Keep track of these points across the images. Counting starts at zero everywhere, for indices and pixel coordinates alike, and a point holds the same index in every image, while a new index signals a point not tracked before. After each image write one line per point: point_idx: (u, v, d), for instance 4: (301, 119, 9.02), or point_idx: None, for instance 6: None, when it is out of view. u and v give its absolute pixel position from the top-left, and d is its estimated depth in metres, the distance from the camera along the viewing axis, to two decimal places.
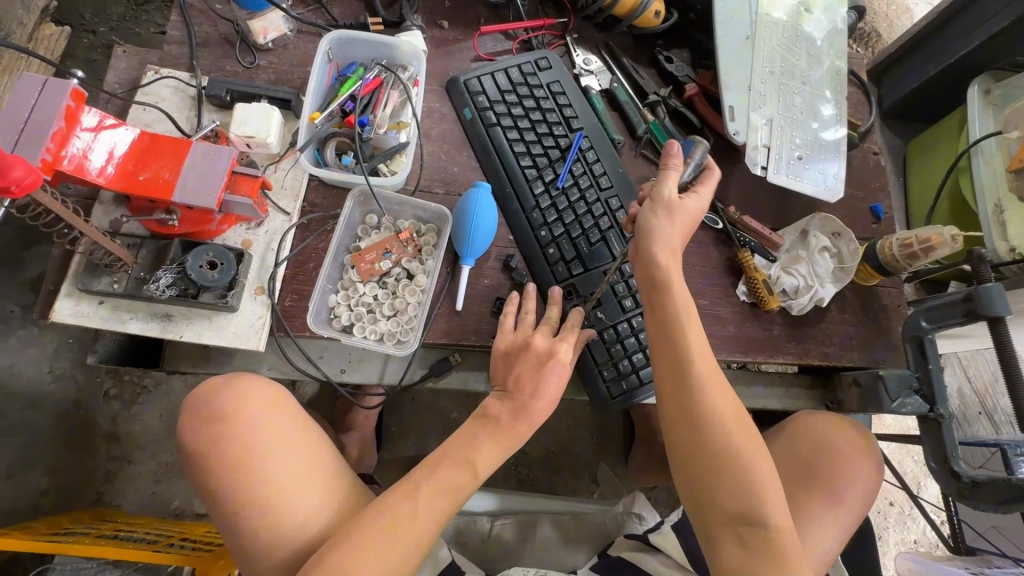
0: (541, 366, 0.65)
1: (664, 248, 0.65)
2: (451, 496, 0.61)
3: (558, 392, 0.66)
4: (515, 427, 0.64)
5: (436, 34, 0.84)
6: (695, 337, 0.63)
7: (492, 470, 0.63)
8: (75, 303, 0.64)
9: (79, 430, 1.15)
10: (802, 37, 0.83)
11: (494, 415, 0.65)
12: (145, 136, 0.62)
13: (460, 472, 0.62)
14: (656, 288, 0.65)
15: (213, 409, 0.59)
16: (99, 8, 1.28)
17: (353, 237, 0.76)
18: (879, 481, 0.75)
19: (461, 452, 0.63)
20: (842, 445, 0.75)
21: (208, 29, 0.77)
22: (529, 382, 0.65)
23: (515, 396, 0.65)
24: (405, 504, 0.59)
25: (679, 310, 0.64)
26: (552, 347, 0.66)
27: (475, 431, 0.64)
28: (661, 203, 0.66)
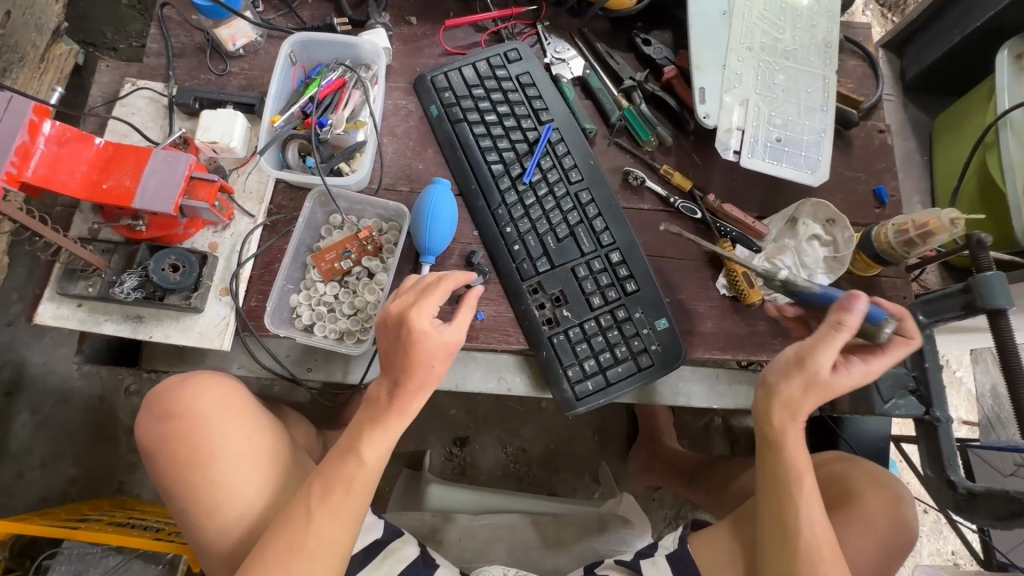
0: (398, 337, 0.60)
1: (786, 412, 0.64)
2: (342, 489, 0.61)
3: (440, 355, 0.60)
4: (393, 406, 0.62)
5: (405, 31, 0.83)
6: (807, 510, 0.64)
7: (378, 455, 0.62)
8: (55, 306, 0.68)
9: (104, 423, 1.23)
10: (789, 9, 0.77)
11: (374, 397, 0.63)
12: (109, 146, 0.65)
13: (345, 464, 0.62)
14: (771, 453, 0.66)
15: (167, 408, 0.64)
16: (119, 26, 1.37)
17: (315, 237, 0.77)
18: (905, 539, 0.74)
19: (343, 446, 0.63)
20: (865, 496, 0.75)
21: (184, 40, 0.80)
22: (398, 355, 0.61)
23: (387, 373, 0.62)
24: (298, 509, 0.61)
25: (792, 476, 0.65)
26: (406, 314, 0.60)
27: (360, 419, 0.63)
28: (806, 367, 0.61)
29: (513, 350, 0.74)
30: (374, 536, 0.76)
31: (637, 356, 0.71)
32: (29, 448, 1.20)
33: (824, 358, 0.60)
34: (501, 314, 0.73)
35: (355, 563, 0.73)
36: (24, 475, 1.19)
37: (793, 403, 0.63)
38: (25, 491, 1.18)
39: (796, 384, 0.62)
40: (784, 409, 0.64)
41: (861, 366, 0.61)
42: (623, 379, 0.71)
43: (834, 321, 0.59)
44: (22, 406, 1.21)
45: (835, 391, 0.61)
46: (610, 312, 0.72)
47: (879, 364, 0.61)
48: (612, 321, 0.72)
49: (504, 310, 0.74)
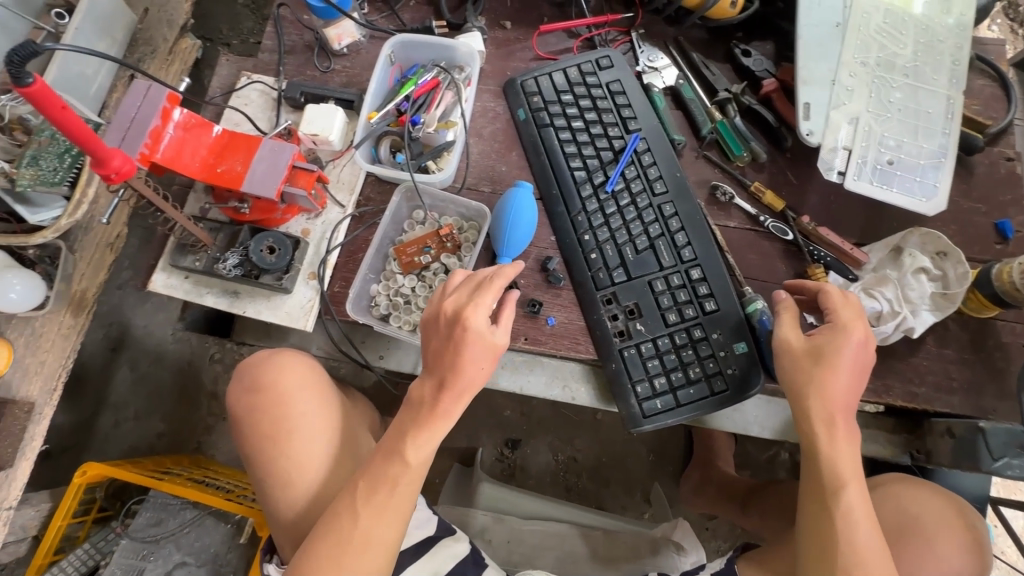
0: (451, 334, 0.62)
1: (817, 405, 0.62)
2: (387, 490, 0.62)
3: (491, 355, 0.62)
4: (436, 410, 0.62)
5: (499, 35, 0.85)
6: (848, 523, 0.60)
7: (422, 458, 0.62)
8: (166, 276, 0.75)
9: (189, 386, 1.34)
10: (911, 23, 0.71)
11: (417, 399, 0.63)
12: (225, 133, 0.71)
13: (391, 465, 0.62)
14: (810, 459, 0.63)
15: (257, 380, 0.69)
16: (233, 24, 1.49)
17: (398, 231, 0.80)
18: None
19: (388, 447, 0.63)
20: (930, 526, 0.71)
21: (295, 38, 0.85)
22: (447, 355, 0.62)
23: (434, 373, 0.63)
24: (346, 507, 0.62)
25: (826, 481, 0.62)
26: (461, 310, 0.62)
27: (402, 419, 0.64)
28: (783, 347, 0.64)
29: (582, 358, 0.73)
30: (425, 533, 0.77)
31: (711, 379, 0.68)
32: (126, 401, 1.33)
33: (787, 333, 0.64)
34: (572, 321, 0.73)
35: (407, 555, 0.74)
36: (120, 425, 1.32)
37: (818, 389, 0.62)
38: (119, 440, 1.31)
39: (791, 371, 0.63)
40: (813, 402, 0.62)
41: (831, 332, 0.63)
42: (695, 402, 0.68)
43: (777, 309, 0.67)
44: (124, 362, 1.34)
45: (823, 350, 0.62)
46: (687, 330, 0.70)
47: (847, 323, 0.63)
48: (687, 339, 0.70)
49: (575, 318, 0.73)
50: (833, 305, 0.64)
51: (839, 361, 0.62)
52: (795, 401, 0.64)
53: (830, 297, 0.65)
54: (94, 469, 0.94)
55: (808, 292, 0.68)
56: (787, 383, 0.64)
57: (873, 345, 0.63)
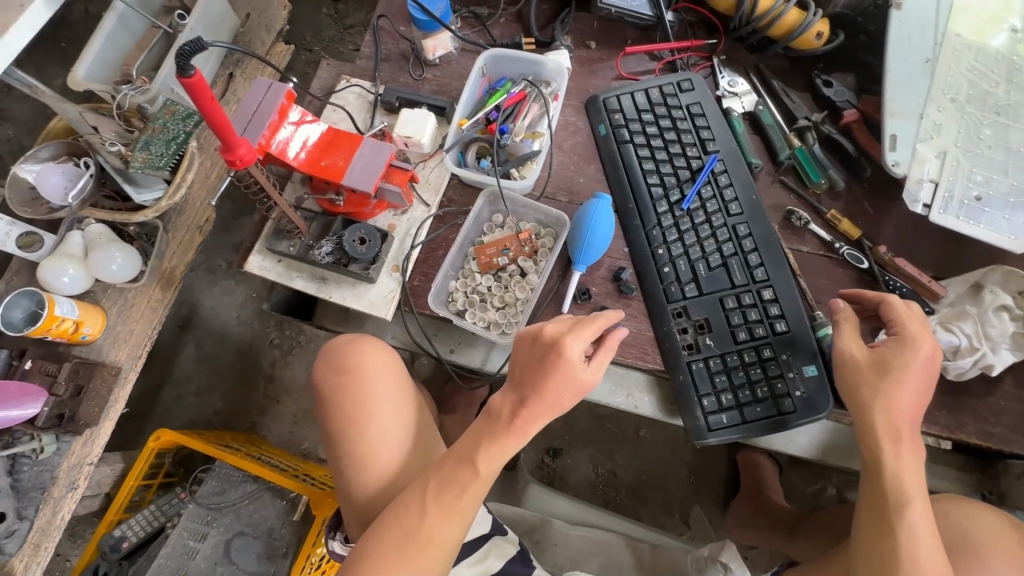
0: (541, 355, 0.63)
1: (883, 417, 0.62)
2: (455, 494, 0.63)
3: (580, 390, 0.62)
4: (514, 424, 0.63)
5: (583, 54, 0.89)
6: (911, 539, 0.60)
7: (493, 468, 0.64)
8: (261, 258, 0.80)
9: (248, 367, 1.41)
10: (1002, 63, 0.72)
11: (496, 411, 0.65)
12: (330, 131, 0.76)
13: (461, 470, 0.64)
14: (872, 474, 0.64)
15: (342, 362, 0.73)
16: (318, 31, 1.59)
17: (479, 232, 0.84)
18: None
19: (463, 452, 0.65)
20: (983, 541, 0.67)
21: (391, 47, 0.91)
22: (537, 373, 0.63)
23: (516, 389, 0.64)
24: (414, 502, 0.64)
25: (889, 497, 0.62)
26: (559, 343, 0.62)
27: (478, 429, 0.65)
28: (841, 359, 0.65)
29: (648, 368, 0.74)
30: (480, 531, 0.77)
31: (779, 399, 0.69)
32: (189, 376, 1.40)
33: (845, 345, 0.65)
34: (641, 331, 0.75)
35: (462, 550, 0.75)
36: (181, 399, 1.39)
37: (883, 402, 0.62)
38: (180, 413, 1.38)
39: (857, 384, 0.64)
40: (876, 415, 0.62)
41: (897, 347, 0.64)
42: (763, 421, 0.69)
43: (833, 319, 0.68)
44: (190, 340, 1.42)
45: (890, 363, 0.63)
46: (757, 349, 0.71)
47: (915, 337, 0.63)
48: (756, 358, 0.71)
49: (644, 328, 0.75)
50: (900, 318, 0.65)
51: (905, 375, 0.62)
52: (860, 415, 0.64)
53: (894, 309, 0.65)
54: (167, 435, 1.00)
55: (870, 303, 0.68)
56: (847, 396, 0.65)
57: (940, 359, 0.64)
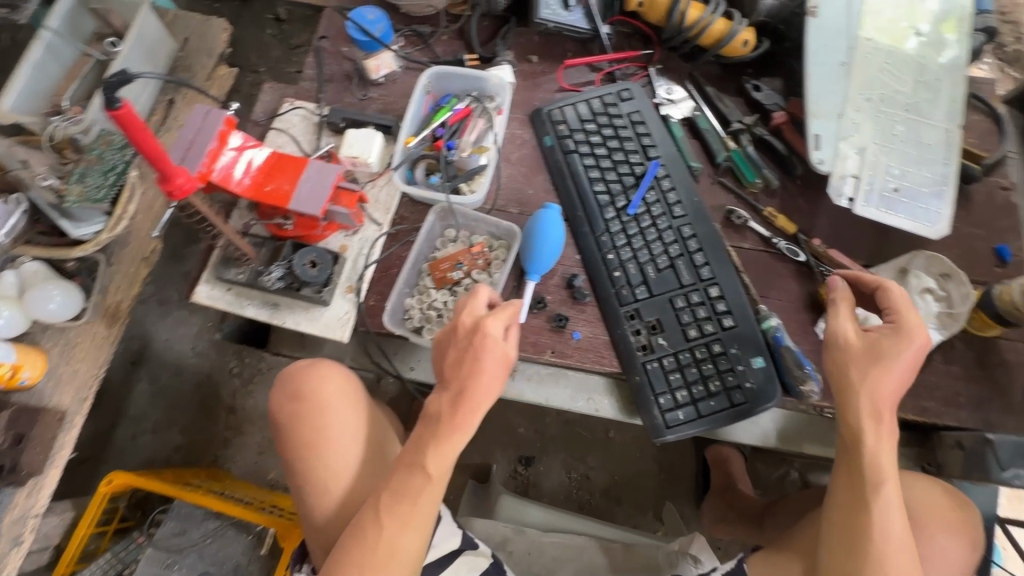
0: (469, 342, 0.64)
1: (867, 401, 0.64)
2: (409, 501, 0.63)
3: (505, 366, 0.64)
4: (454, 421, 0.63)
5: (525, 68, 0.91)
6: (884, 513, 0.64)
7: (442, 468, 0.63)
8: (210, 288, 0.78)
9: (207, 399, 1.36)
10: (909, 63, 0.77)
11: (435, 412, 0.64)
12: (274, 155, 0.76)
13: (413, 477, 0.63)
14: (850, 451, 0.66)
15: (297, 389, 0.72)
16: (263, 53, 1.57)
17: (432, 248, 0.84)
18: (964, 562, 0.72)
19: (410, 458, 0.64)
20: (920, 510, 0.71)
21: (335, 68, 0.91)
22: (465, 363, 0.63)
23: (450, 386, 0.64)
24: (369, 519, 0.63)
25: (867, 474, 0.65)
26: (479, 321, 0.64)
27: (422, 431, 0.65)
28: (832, 339, 0.67)
29: (606, 371, 0.76)
30: (448, 547, 0.76)
31: (731, 392, 0.72)
32: (144, 413, 1.35)
33: (841, 327, 0.67)
34: (597, 335, 0.76)
35: (431, 568, 0.74)
36: (137, 438, 1.33)
37: (870, 388, 0.64)
38: (136, 453, 1.32)
39: (848, 367, 0.65)
40: (862, 396, 0.64)
41: (891, 332, 0.65)
42: (716, 413, 0.71)
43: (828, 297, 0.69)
44: (144, 375, 1.37)
45: (881, 348, 0.64)
46: (706, 345, 0.74)
47: (903, 322, 0.65)
48: (707, 354, 0.73)
49: (599, 332, 0.76)
50: (893, 304, 0.66)
51: (894, 359, 0.64)
52: (842, 394, 0.66)
53: (890, 297, 0.66)
54: (120, 477, 0.96)
55: (866, 288, 0.70)
56: (838, 376, 0.66)
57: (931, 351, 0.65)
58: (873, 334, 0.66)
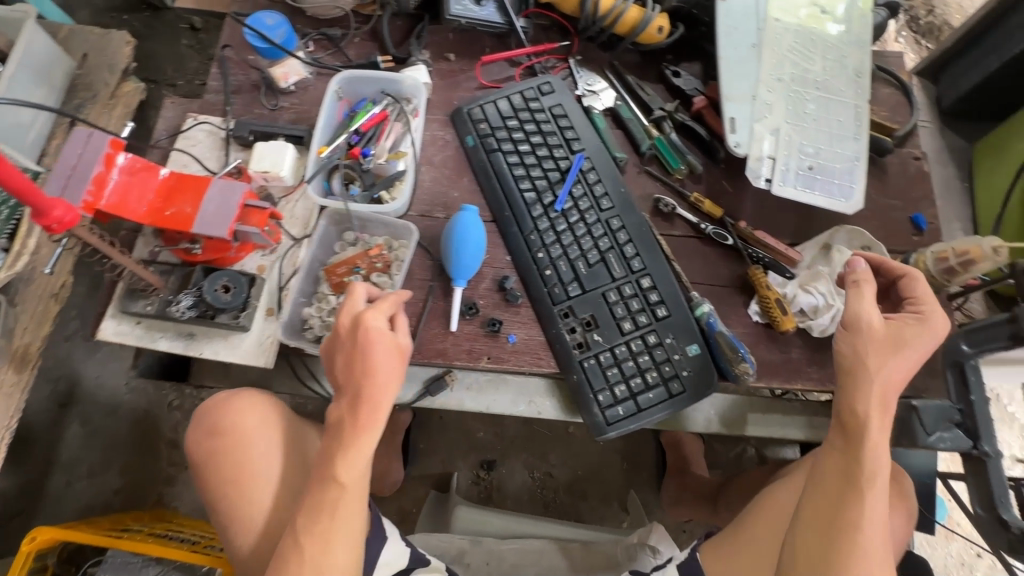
0: (352, 342, 0.61)
1: (878, 388, 0.60)
2: (327, 516, 0.60)
3: (398, 356, 0.61)
4: (357, 423, 0.60)
5: (443, 66, 0.88)
6: (875, 500, 0.60)
7: (355, 475, 0.60)
8: (116, 323, 0.72)
9: (147, 436, 1.28)
10: (817, 42, 0.78)
11: (337, 421, 0.61)
12: (173, 176, 0.70)
13: (326, 491, 0.60)
14: (850, 436, 0.62)
15: (214, 424, 0.68)
16: (180, 65, 1.49)
17: (331, 253, 0.80)
18: (902, 530, 0.75)
19: (321, 470, 0.61)
20: None
21: (241, 78, 0.86)
22: (355, 364, 0.61)
23: (346, 388, 0.61)
24: (288, 545, 0.60)
25: (866, 462, 0.61)
26: (357, 318, 0.61)
27: (329, 442, 0.62)
28: (855, 322, 0.62)
29: (544, 372, 0.74)
30: (399, 567, 0.74)
31: (668, 382, 0.71)
32: (78, 458, 1.26)
33: (866, 309, 0.62)
34: (533, 337, 0.75)
35: None
36: (72, 485, 1.25)
37: (885, 375, 0.61)
38: (71, 501, 1.24)
39: (867, 349, 0.61)
40: (879, 384, 0.60)
41: (913, 321, 0.62)
42: (655, 405, 0.71)
43: (851, 276, 0.64)
44: (74, 418, 1.28)
45: (905, 337, 0.61)
46: (642, 337, 0.73)
47: (929, 313, 0.63)
48: (643, 346, 0.73)
49: (535, 333, 0.75)
50: (920, 293, 0.65)
51: (912, 347, 0.61)
52: (852, 378, 0.62)
53: (916, 285, 0.65)
54: (44, 533, 0.89)
55: (889, 276, 0.68)
56: (858, 362, 0.61)
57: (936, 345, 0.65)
58: (894, 322, 0.63)
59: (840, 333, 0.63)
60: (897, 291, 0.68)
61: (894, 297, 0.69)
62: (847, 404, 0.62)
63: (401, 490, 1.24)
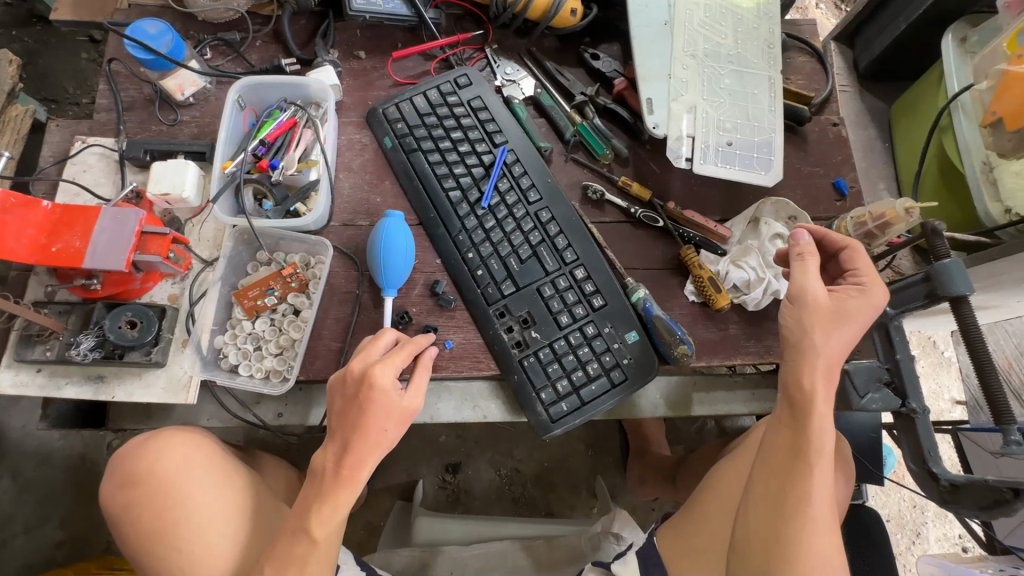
0: (358, 396, 0.58)
1: (819, 358, 0.59)
2: (297, 572, 0.58)
3: (402, 419, 0.59)
4: (341, 479, 0.58)
5: (354, 65, 0.83)
6: (819, 472, 0.60)
7: (329, 530, 0.58)
8: (14, 373, 0.66)
9: (86, 483, 1.20)
10: (728, 15, 0.78)
11: (320, 468, 0.58)
12: (57, 207, 0.64)
13: (296, 544, 0.58)
14: (795, 410, 0.61)
15: (128, 473, 0.64)
16: (81, 81, 1.38)
17: (242, 274, 0.75)
18: (846, 493, 0.78)
19: (294, 524, 0.58)
20: None
21: (133, 93, 0.79)
22: (351, 415, 0.58)
23: (336, 438, 0.58)
24: None
25: (811, 436, 0.59)
26: (368, 370, 0.58)
27: (306, 494, 0.59)
28: (801, 296, 0.61)
29: (485, 375, 0.72)
30: None
31: (610, 371, 0.71)
32: (12, 514, 1.18)
33: (812, 283, 0.61)
34: (470, 340, 0.73)
35: None
36: (8, 544, 1.16)
37: (828, 346, 0.60)
38: (9, 560, 1.16)
39: (810, 321, 0.60)
40: (827, 358, 0.60)
41: (856, 293, 0.62)
42: (598, 396, 0.70)
43: (795, 252, 0.63)
44: (2, 471, 1.19)
45: (847, 307, 0.61)
46: (580, 329, 0.72)
47: (871, 285, 0.63)
48: (582, 338, 0.71)
49: (472, 336, 0.73)
50: (860, 266, 0.64)
51: (856, 318, 0.61)
52: (794, 352, 0.60)
53: (857, 257, 0.65)
54: None
55: (831, 248, 0.68)
56: (806, 338, 0.60)
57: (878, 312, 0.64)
58: (840, 294, 0.62)
59: (784, 307, 0.63)
60: (837, 264, 0.68)
61: (833, 270, 0.69)
62: (791, 380, 0.61)
63: (366, 505, 1.21)
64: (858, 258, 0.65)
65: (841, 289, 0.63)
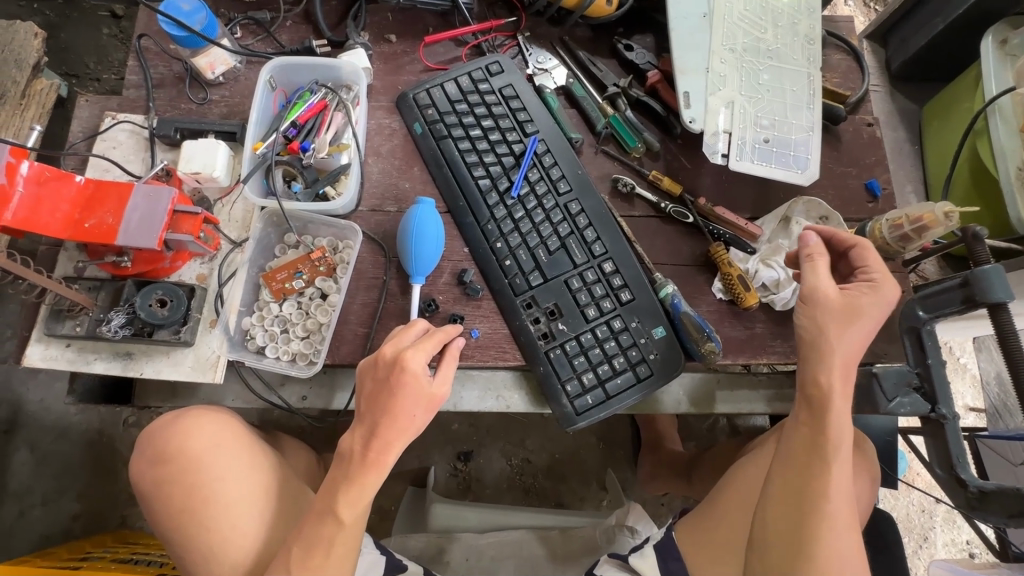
0: (388, 380, 0.58)
1: (843, 354, 0.59)
2: (322, 554, 0.58)
3: (431, 406, 0.59)
4: (368, 461, 0.58)
5: (384, 49, 0.83)
6: (840, 472, 0.60)
7: (356, 512, 0.58)
8: (44, 348, 0.67)
9: (102, 458, 1.21)
10: (768, 9, 0.76)
11: (347, 451, 0.59)
12: (91, 183, 0.64)
13: (323, 524, 0.58)
14: (815, 409, 0.61)
15: (159, 451, 0.65)
16: (102, 56, 1.37)
17: (269, 257, 0.75)
18: (869, 494, 0.78)
19: (321, 505, 0.59)
20: None
21: (163, 70, 0.79)
22: (382, 399, 0.58)
23: (364, 421, 0.58)
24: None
25: (833, 434, 0.59)
26: (399, 356, 0.58)
27: (334, 476, 0.59)
28: (810, 295, 0.61)
29: (511, 366, 0.73)
30: None
31: (636, 366, 0.70)
32: (30, 486, 1.19)
33: (822, 281, 0.61)
34: (496, 330, 0.72)
35: None
36: (25, 515, 1.18)
37: (846, 344, 0.60)
38: (27, 530, 1.17)
39: (824, 318, 0.60)
40: (845, 357, 0.60)
41: (867, 290, 0.61)
42: (624, 390, 0.70)
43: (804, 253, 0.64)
44: (20, 444, 1.20)
45: (866, 306, 0.60)
46: (607, 322, 0.71)
47: (882, 281, 0.62)
48: (608, 331, 0.71)
49: (498, 326, 0.73)
50: (871, 263, 0.64)
51: (869, 316, 0.60)
52: (818, 351, 0.60)
53: (867, 254, 0.64)
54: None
55: (840, 248, 0.67)
56: (827, 339, 0.60)
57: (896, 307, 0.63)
58: (851, 292, 0.62)
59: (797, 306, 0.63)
60: (847, 262, 0.67)
61: (844, 270, 0.68)
62: (813, 379, 0.60)
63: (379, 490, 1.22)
64: (867, 254, 0.64)
65: (852, 287, 0.62)
